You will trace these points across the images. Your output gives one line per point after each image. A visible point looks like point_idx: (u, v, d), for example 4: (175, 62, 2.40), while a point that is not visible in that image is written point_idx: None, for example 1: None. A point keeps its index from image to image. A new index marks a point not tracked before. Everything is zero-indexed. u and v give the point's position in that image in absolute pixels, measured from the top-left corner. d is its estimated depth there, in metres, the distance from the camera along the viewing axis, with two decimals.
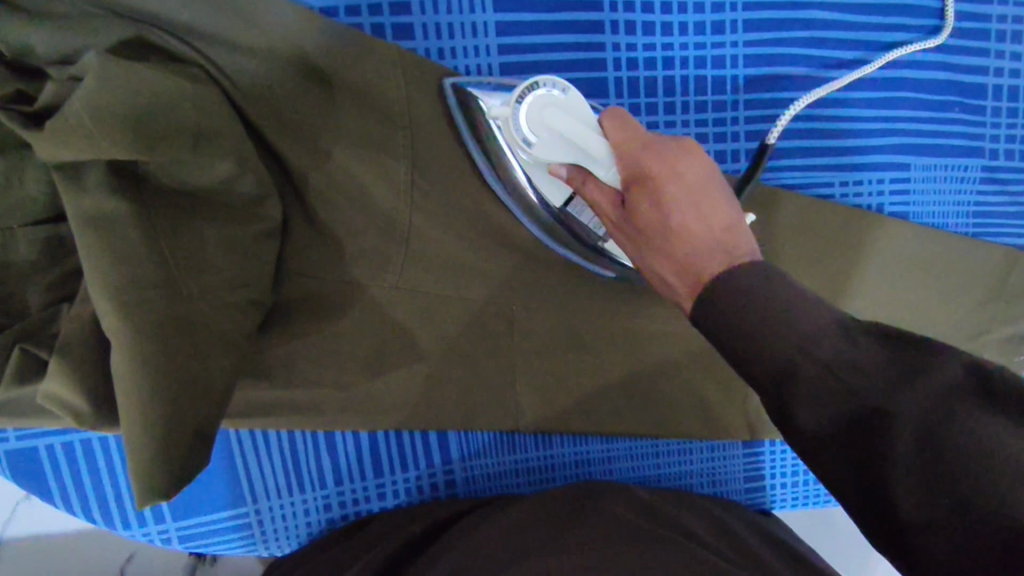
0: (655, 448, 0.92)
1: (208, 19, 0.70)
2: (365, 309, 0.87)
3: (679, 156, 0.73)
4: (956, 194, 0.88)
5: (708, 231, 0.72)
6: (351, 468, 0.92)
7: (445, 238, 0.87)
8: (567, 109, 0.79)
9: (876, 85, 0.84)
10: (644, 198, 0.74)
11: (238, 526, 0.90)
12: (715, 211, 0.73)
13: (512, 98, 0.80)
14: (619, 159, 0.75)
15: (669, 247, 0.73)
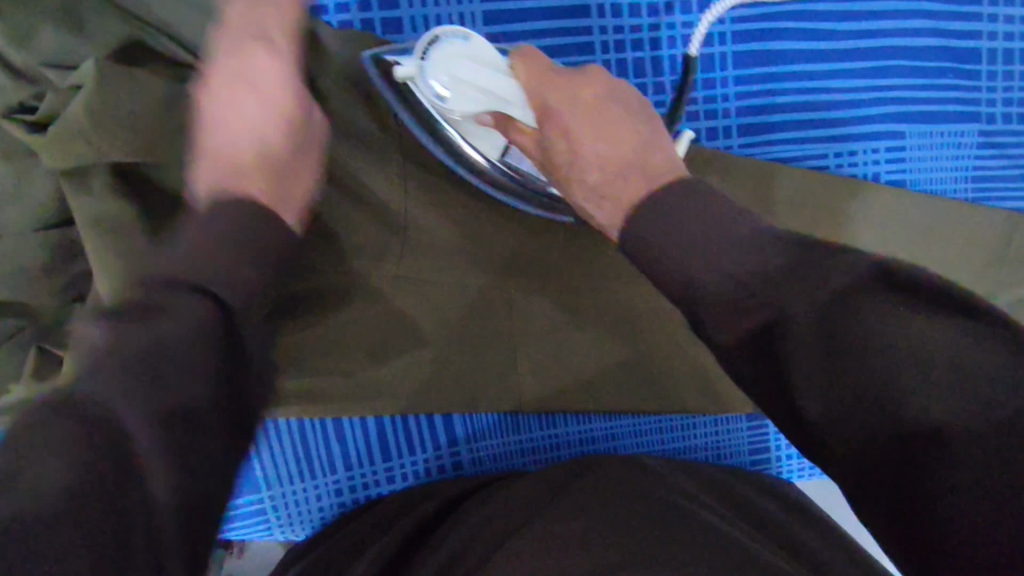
0: (661, 425, 0.72)
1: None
2: (364, 309, 0.62)
3: (591, 80, 0.56)
4: (950, 161, 0.70)
5: (621, 155, 0.54)
6: (360, 454, 0.66)
7: (459, 217, 0.63)
8: (475, 53, 0.55)
9: (898, 41, 0.68)
10: (557, 130, 0.55)
11: (255, 512, 0.65)
12: (620, 129, 0.55)
13: (415, 54, 0.55)
14: (546, 95, 0.55)
15: (588, 171, 0.55)
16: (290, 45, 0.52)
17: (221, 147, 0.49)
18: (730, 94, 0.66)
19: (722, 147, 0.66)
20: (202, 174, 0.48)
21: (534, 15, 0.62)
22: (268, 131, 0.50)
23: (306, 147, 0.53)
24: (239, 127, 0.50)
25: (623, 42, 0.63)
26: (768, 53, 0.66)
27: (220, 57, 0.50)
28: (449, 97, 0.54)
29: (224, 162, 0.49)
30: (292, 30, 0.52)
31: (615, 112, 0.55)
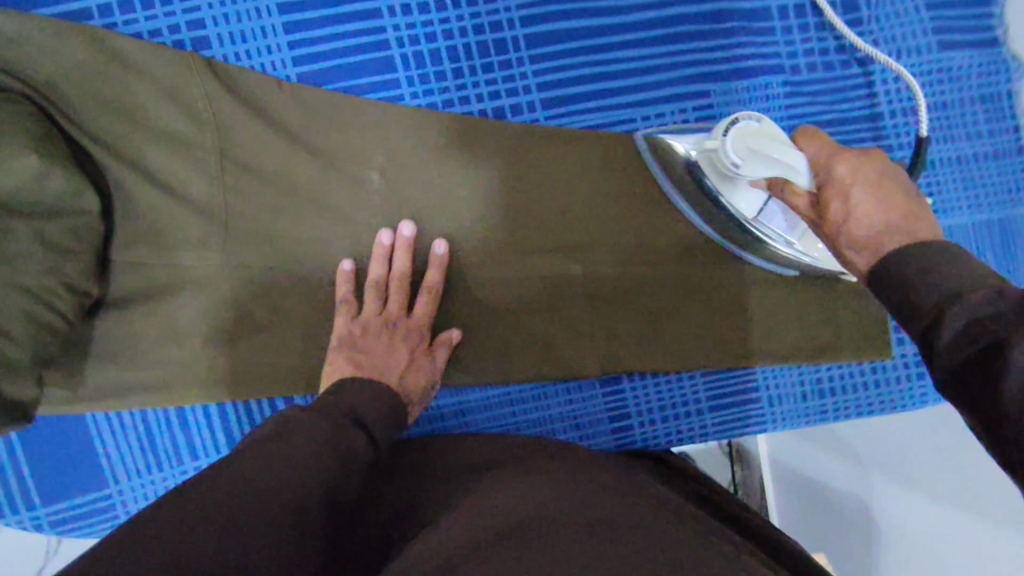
0: (511, 397, 0.73)
1: (25, 35, 0.62)
2: (196, 298, 0.66)
3: (869, 158, 0.53)
4: (763, 111, 0.73)
5: (894, 223, 0.48)
6: (204, 445, 0.69)
7: (282, 206, 0.68)
8: (766, 131, 0.61)
9: (687, 10, 0.72)
10: (835, 194, 0.53)
11: (103, 509, 0.68)
12: (898, 208, 0.49)
13: (716, 132, 0.64)
14: (818, 159, 0.56)
15: (855, 232, 0.50)
16: (403, 296, 0.69)
17: (372, 356, 0.65)
18: (528, 72, 0.71)
19: (529, 121, 0.71)
20: (354, 359, 0.65)
21: (326, 20, 0.68)
22: (399, 358, 0.66)
23: (423, 384, 0.67)
24: (382, 345, 0.67)
25: (418, 36, 0.69)
26: (560, 30, 0.71)
27: (372, 298, 0.68)
28: (740, 165, 0.61)
29: (375, 367, 0.64)
30: (406, 290, 0.69)
31: (900, 190, 0.50)
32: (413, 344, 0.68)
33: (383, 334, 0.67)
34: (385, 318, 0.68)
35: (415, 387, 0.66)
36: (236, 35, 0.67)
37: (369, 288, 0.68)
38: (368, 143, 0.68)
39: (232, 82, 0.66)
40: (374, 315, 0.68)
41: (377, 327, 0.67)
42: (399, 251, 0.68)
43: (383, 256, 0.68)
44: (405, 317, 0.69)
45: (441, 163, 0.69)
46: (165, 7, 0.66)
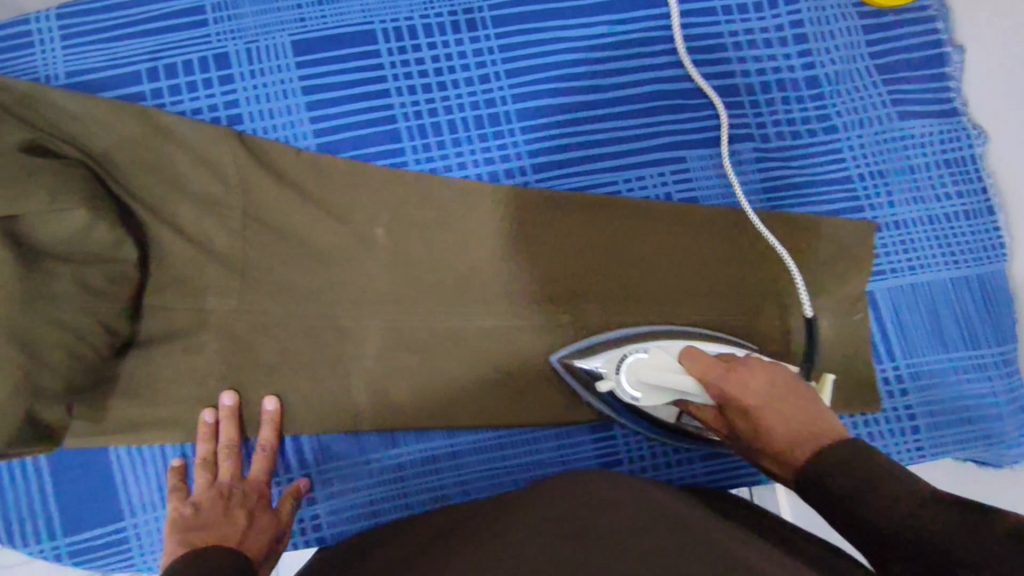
0: (502, 440, 0.77)
1: (86, 112, 0.73)
2: (215, 340, 0.73)
3: (750, 372, 0.65)
4: (738, 174, 0.79)
5: (792, 433, 0.62)
6: None
7: (297, 257, 0.75)
8: (658, 362, 0.69)
9: (663, 86, 0.80)
10: (737, 412, 0.66)
11: (117, 542, 0.72)
12: (788, 410, 0.63)
13: (613, 368, 0.71)
14: (711, 385, 0.66)
15: (765, 441, 0.64)
16: (233, 462, 0.72)
17: (208, 530, 0.66)
18: (519, 140, 0.79)
19: (520, 183, 0.79)
20: (189, 539, 0.65)
21: (340, 99, 0.78)
22: (240, 520, 0.67)
23: (267, 541, 0.68)
24: (217, 514, 0.67)
25: (422, 111, 0.79)
26: (547, 104, 0.79)
27: (200, 475, 0.71)
28: (640, 397, 0.70)
29: (213, 536, 0.65)
30: (237, 455, 0.72)
31: (784, 394, 0.64)
32: (250, 506, 0.69)
33: (218, 502, 0.69)
34: (220, 486, 0.70)
35: (263, 546, 0.67)
36: (263, 112, 0.77)
37: (199, 468, 0.71)
38: (375, 203, 0.76)
39: (259, 151, 0.75)
40: (205, 488, 0.70)
41: (213, 495, 0.69)
42: (222, 427, 0.72)
43: (209, 436, 0.72)
44: (239, 481, 0.71)
45: (443, 223, 0.77)
46: (207, 91, 0.77)
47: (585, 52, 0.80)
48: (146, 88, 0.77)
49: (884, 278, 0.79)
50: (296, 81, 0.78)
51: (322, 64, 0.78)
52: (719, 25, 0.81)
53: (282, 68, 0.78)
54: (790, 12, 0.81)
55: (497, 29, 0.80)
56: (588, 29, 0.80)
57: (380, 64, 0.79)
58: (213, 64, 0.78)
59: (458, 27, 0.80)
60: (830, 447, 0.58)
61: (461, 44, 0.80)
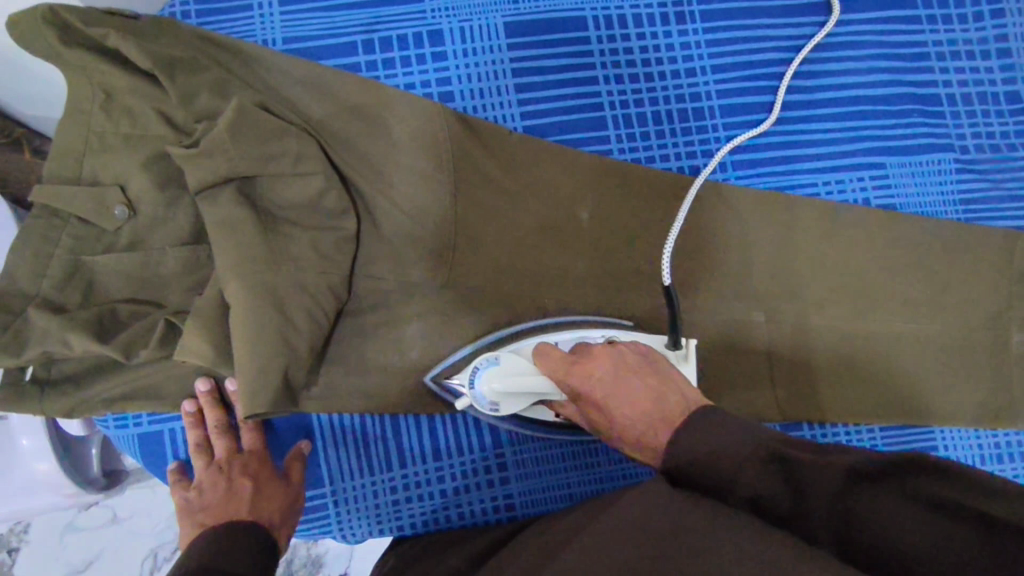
0: None
1: (307, 78, 0.74)
2: (421, 312, 0.73)
3: (593, 362, 0.64)
4: (936, 184, 0.79)
5: (639, 419, 0.60)
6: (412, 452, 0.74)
7: (504, 236, 0.75)
8: (506, 367, 0.67)
9: (867, 91, 0.80)
10: (590, 406, 0.64)
11: (315, 509, 0.73)
12: (634, 395, 0.61)
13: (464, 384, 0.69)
14: (565, 380, 0.65)
15: (620, 429, 0.62)
16: (226, 439, 0.70)
17: (215, 508, 0.65)
18: (721, 136, 0.79)
19: (721, 178, 0.79)
20: (199, 520, 0.65)
21: (548, 83, 0.79)
22: (244, 494, 0.66)
23: (282, 504, 0.67)
24: (221, 491, 0.66)
25: (628, 101, 0.79)
26: (751, 102, 0.80)
27: (197, 461, 0.69)
28: (502, 406, 0.68)
29: (225, 513, 0.64)
30: (230, 433, 0.70)
31: (619, 380, 0.62)
32: (253, 474, 0.68)
33: (219, 477, 0.67)
34: (220, 463, 0.69)
35: (274, 516, 0.66)
36: (475, 91, 0.78)
37: (194, 454, 0.69)
38: (583, 188, 0.76)
39: (473, 129, 0.76)
40: (206, 469, 0.69)
41: (215, 474, 0.68)
42: (207, 415, 0.70)
43: (194, 425, 0.70)
44: (237, 455, 0.70)
45: (649, 209, 0.77)
46: (421, 66, 0.77)
47: (790, 53, 0.80)
48: (362, 59, 0.77)
49: None
50: (507, 62, 0.78)
51: (534, 47, 0.79)
52: (922, 36, 0.82)
53: (494, 48, 0.78)
54: (994, 26, 0.82)
55: (705, 24, 0.80)
56: (794, 30, 0.81)
57: (589, 51, 0.79)
58: (428, 40, 0.78)
59: (668, 19, 0.80)
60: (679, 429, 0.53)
61: (669, 37, 0.80)
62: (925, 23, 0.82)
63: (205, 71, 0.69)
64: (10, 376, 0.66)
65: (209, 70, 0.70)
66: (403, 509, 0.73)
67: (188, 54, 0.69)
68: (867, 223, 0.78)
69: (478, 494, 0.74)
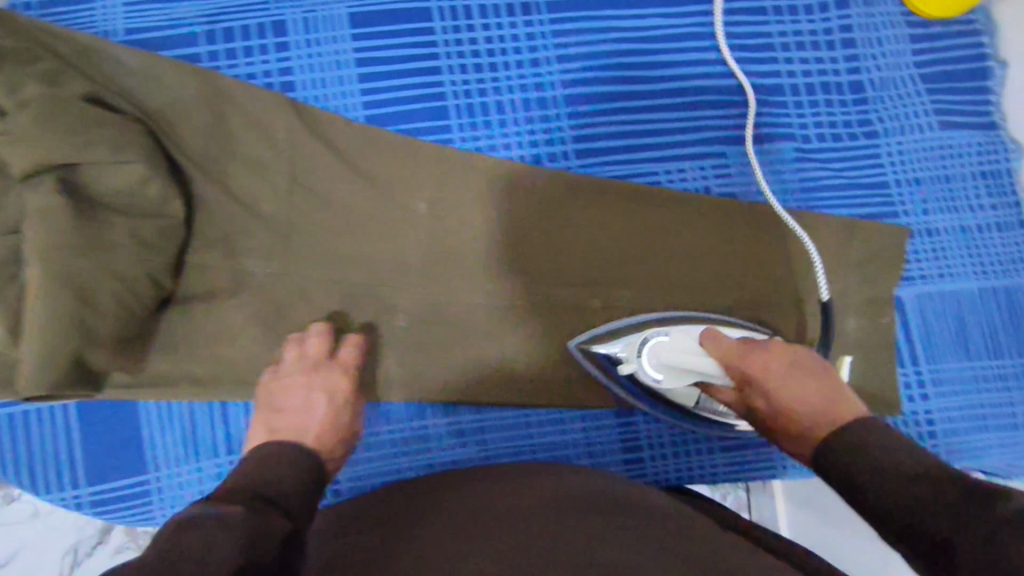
0: (528, 419, 0.78)
1: (141, 66, 0.74)
2: (253, 301, 0.74)
3: (771, 353, 0.67)
4: (777, 173, 0.80)
5: (808, 412, 0.63)
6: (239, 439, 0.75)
7: (339, 226, 0.76)
8: (675, 343, 0.70)
9: (712, 82, 0.81)
10: (759, 393, 0.67)
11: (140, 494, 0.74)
12: (806, 389, 0.64)
13: (631, 349, 0.74)
14: (737, 366, 0.67)
15: (783, 419, 0.65)
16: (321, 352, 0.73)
17: (292, 414, 0.68)
18: (564, 126, 0.80)
19: (562, 168, 0.80)
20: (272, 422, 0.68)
21: (390, 74, 0.79)
22: (318, 403, 0.70)
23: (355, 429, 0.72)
24: (309, 402, 0.70)
25: (471, 91, 0.80)
26: (595, 92, 0.80)
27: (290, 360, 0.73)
28: (662, 378, 0.72)
29: (297, 424, 0.67)
30: (329, 340, 0.74)
31: (808, 373, 0.65)
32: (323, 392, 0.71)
33: (294, 391, 0.70)
34: (311, 366, 0.72)
35: (342, 435, 0.70)
36: (316, 82, 0.78)
37: (225, 356, 0.70)
38: (419, 175, 0.77)
39: (310, 118, 0.76)
40: (296, 364, 0.72)
41: (297, 377, 0.71)
42: (314, 328, 0.74)
43: (298, 337, 0.73)
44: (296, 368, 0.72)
45: (484, 197, 0.78)
46: (262, 56, 0.78)
47: (636, 43, 0.81)
48: (202, 49, 0.77)
49: (913, 284, 0.80)
50: (349, 53, 0.79)
51: (376, 38, 0.79)
52: (770, 26, 0.82)
53: (336, 39, 0.79)
54: (840, 16, 0.82)
55: (551, 15, 0.81)
56: (640, 21, 0.81)
57: (432, 42, 0.79)
58: (270, 30, 0.78)
59: (513, 10, 0.80)
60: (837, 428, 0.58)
61: (514, 27, 0.80)
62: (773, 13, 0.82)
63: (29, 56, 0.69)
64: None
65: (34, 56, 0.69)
66: None
67: (16, 43, 0.69)
68: (705, 212, 0.79)
69: None
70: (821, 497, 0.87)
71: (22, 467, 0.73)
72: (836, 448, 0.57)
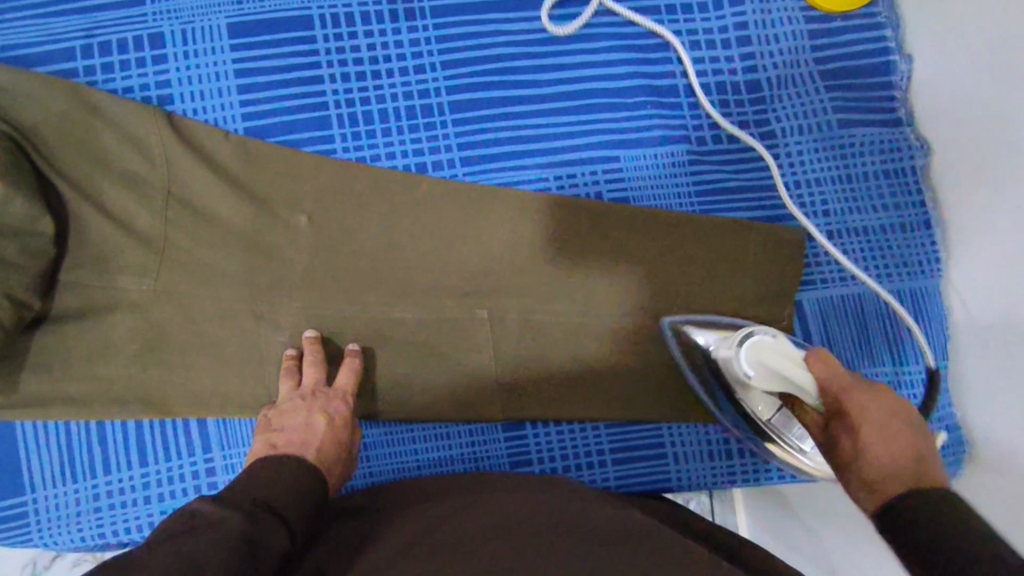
0: (415, 435, 0.77)
1: (12, 81, 0.72)
2: (128, 318, 0.73)
3: (874, 393, 0.59)
4: (670, 177, 0.79)
5: (894, 466, 0.52)
6: (119, 460, 0.74)
7: (217, 239, 0.74)
8: (780, 347, 0.67)
9: (600, 84, 0.79)
10: (845, 429, 0.58)
11: (17, 517, 0.73)
12: (900, 447, 0.54)
13: (732, 341, 0.71)
14: (838, 390, 0.61)
15: (861, 464, 0.55)
16: (294, 377, 0.72)
17: (288, 431, 0.67)
18: (450, 132, 0.78)
19: (448, 175, 0.78)
20: (270, 438, 0.67)
21: (271, 84, 0.78)
22: (318, 427, 0.68)
23: (337, 454, 0.68)
24: (298, 417, 0.68)
25: (354, 100, 0.78)
26: (482, 98, 0.79)
27: (283, 384, 0.72)
28: (752, 375, 0.68)
29: (297, 442, 0.66)
30: (322, 365, 0.73)
31: (914, 434, 0.55)
32: (336, 410, 0.70)
33: (300, 406, 0.69)
34: (303, 392, 0.71)
35: (338, 454, 0.68)
36: (195, 94, 0.77)
37: (284, 374, 0.72)
38: (299, 186, 0.75)
39: (186, 131, 0.75)
40: (292, 394, 0.71)
41: (294, 404, 0.70)
42: (308, 355, 0.72)
43: (293, 366, 0.72)
44: (319, 386, 0.71)
45: (367, 205, 0.76)
46: (139, 69, 0.77)
47: (523, 47, 0.79)
48: (79, 64, 0.76)
49: (812, 289, 0.78)
50: (229, 64, 0.78)
51: (256, 48, 0.78)
52: (662, 26, 0.80)
53: (215, 50, 0.78)
54: (735, 14, 0.80)
55: (435, 20, 0.79)
56: (527, 24, 0.80)
57: (313, 51, 0.78)
58: (148, 43, 0.77)
59: (396, 16, 0.79)
60: (919, 490, 0.48)
61: (398, 34, 0.79)
62: (664, 13, 0.80)
63: None
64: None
65: None
66: (105, 518, 0.73)
67: None
68: (596, 217, 0.76)
69: (183, 501, 0.74)
70: (762, 501, 0.85)
71: None
72: (903, 504, 0.48)
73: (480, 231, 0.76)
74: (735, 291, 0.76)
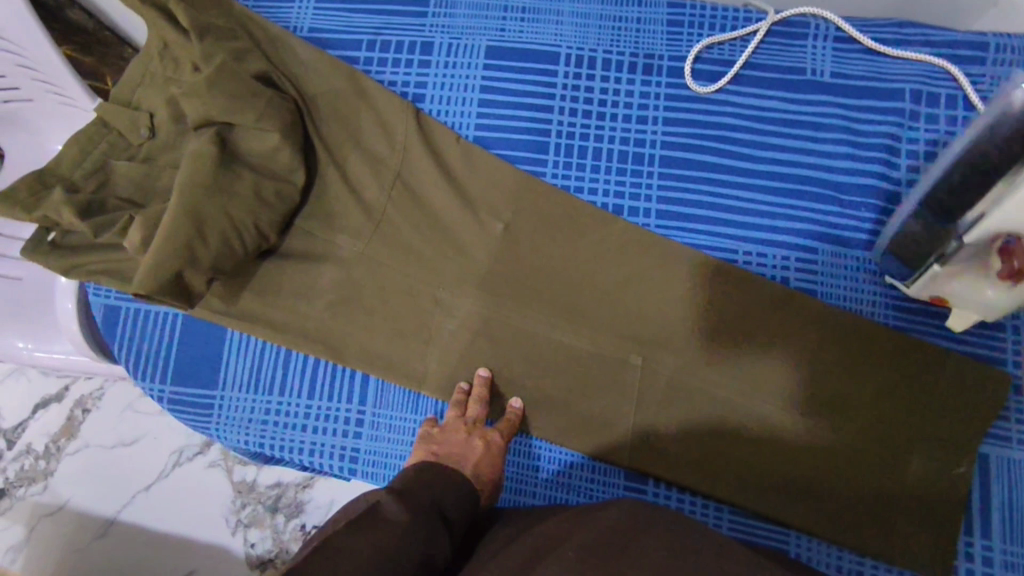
0: (542, 454, 0.80)
1: (309, 57, 0.87)
2: (334, 270, 0.83)
3: None
4: (866, 280, 0.77)
5: None
6: (293, 387, 0.85)
7: (424, 223, 0.83)
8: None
9: (816, 174, 0.80)
10: None
11: (205, 407, 0.86)
12: None
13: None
14: None
15: None
16: (457, 407, 0.78)
17: (450, 447, 0.73)
18: (655, 183, 0.82)
19: (643, 223, 0.81)
20: (432, 449, 0.74)
21: (507, 104, 0.86)
22: (477, 449, 0.74)
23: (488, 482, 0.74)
24: (458, 439, 0.74)
25: (575, 133, 0.85)
26: (694, 159, 0.82)
27: (448, 410, 0.78)
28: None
29: (456, 458, 0.72)
30: (485, 406, 0.78)
31: None
32: (491, 443, 0.75)
33: (461, 430, 0.75)
34: (466, 420, 0.76)
35: (486, 482, 0.73)
36: (443, 98, 0.88)
37: (452, 404, 0.78)
38: (505, 200, 0.83)
39: (429, 128, 0.85)
40: (454, 420, 0.77)
41: (456, 425, 0.76)
42: (475, 392, 0.78)
43: (460, 400, 0.78)
44: (478, 419, 0.77)
45: (560, 231, 0.81)
46: (406, 69, 0.89)
47: (748, 120, 0.82)
48: (362, 55, 0.90)
49: (1003, 444, 0.72)
50: (478, 79, 0.87)
51: (504, 71, 0.87)
52: (896, 131, 0.79)
53: (470, 66, 0.88)
54: None
55: (671, 79, 0.84)
56: (757, 101, 0.82)
57: (552, 83, 0.86)
58: (419, 49, 0.89)
59: (636, 68, 0.85)
60: None
61: (632, 84, 0.84)
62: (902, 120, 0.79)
63: (225, 31, 0.84)
64: (34, 235, 0.83)
65: (230, 31, 0.84)
66: (268, 432, 0.84)
67: (225, 22, 0.85)
68: (782, 300, 0.76)
69: (331, 440, 0.83)
70: None
71: (131, 357, 0.88)
72: None
73: (660, 282, 0.78)
74: (916, 417, 0.72)
